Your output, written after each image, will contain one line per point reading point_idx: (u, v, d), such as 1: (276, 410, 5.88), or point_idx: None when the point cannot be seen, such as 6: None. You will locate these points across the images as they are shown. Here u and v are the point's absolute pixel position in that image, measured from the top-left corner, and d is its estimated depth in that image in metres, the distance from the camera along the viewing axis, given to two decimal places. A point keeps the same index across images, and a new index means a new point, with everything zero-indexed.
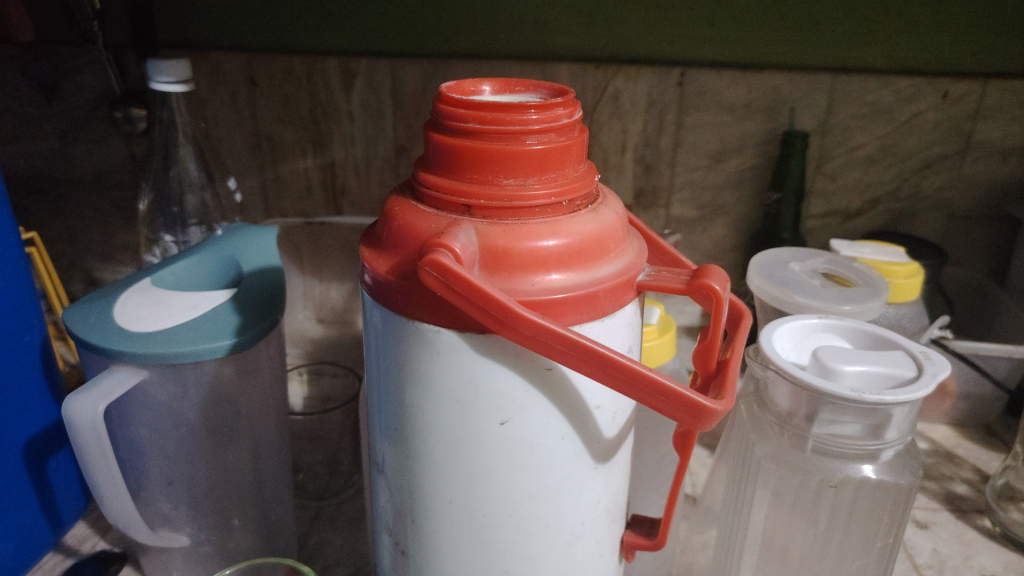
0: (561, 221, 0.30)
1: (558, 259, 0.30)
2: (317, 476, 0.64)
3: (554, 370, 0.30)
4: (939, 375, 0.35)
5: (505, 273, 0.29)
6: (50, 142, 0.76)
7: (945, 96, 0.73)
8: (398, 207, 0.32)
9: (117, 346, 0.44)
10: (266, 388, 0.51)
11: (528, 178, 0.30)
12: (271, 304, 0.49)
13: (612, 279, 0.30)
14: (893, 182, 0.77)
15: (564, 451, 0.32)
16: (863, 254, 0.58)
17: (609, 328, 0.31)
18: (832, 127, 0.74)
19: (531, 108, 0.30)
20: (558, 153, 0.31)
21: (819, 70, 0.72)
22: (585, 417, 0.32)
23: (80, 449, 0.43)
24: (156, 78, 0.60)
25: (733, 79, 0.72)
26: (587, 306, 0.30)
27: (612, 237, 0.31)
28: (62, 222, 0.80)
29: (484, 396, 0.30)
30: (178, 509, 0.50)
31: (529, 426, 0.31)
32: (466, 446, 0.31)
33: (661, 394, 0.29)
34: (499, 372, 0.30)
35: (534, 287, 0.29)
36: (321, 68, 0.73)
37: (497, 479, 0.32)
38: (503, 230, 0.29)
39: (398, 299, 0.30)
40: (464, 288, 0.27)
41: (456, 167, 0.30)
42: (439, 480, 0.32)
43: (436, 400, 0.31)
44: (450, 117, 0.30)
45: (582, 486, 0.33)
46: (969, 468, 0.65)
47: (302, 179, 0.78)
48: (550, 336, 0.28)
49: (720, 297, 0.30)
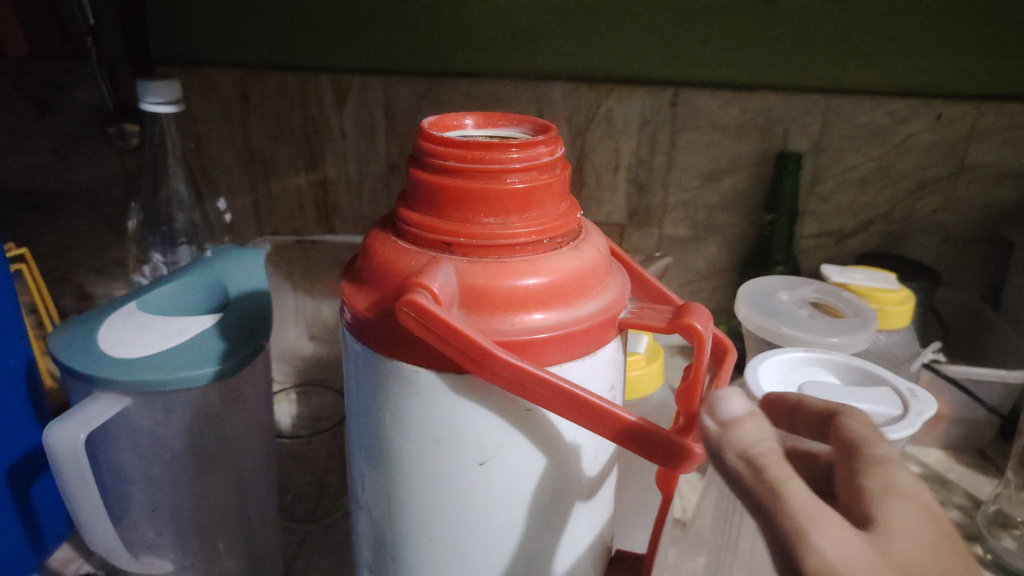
0: (543, 260, 0.30)
1: (539, 300, 0.29)
2: (304, 499, 0.63)
3: (533, 410, 0.30)
4: (924, 415, 0.37)
5: (485, 312, 0.29)
6: (43, 157, 0.76)
7: (940, 118, 0.72)
8: (378, 242, 0.31)
9: (101, 372, 0.44)
10: (252, 413, 0.51)
11: (509, 216, 0.30)
12: (257, 330, 0.49)
13: (594, 318, 0.30)
14: (887, 204, 0.76)
15: (545, 491, 0.32)
16: (854, 280, 0.58)
17: (589, 367, 0.31)
18: (826, 148, 0.74)
19: (512, 146, 0.29)
20: (540, 191, 0.30)
21: (812, 91, 0.72)
22: (566, 456, 0.32)
23: (61, 477, 0.43)
24: (146, 98, 0.60)
25: (727, 99, 0.72)
26: (568, 346, 0.30)
27: (594, 276, 0.31)
28: (54, 237, 0.79)
29: (464, 436, 0.30)
30: (162, 535, 0.49)
31: (508, 466, 0.31)
32: (444, 484, 0.31)
33: (641, 436, 0.28)
34: (479, 412, 0.29)
35: (513, 327, 0.29)
36: (314, 85, 0.73)
37: (477, 519, 0.31)
38: (483, 269, 0.29)
39: (376, 336, 0.30)
40: (442, 329, 0.27)
41: (436, 204, 0.30)
42: (419, 518, 0.32)
43: (415, 439, 0.30)
44: (430, 153, 0.30)
45: (562, 525, 0.33)
46: (962, 493, 0.65)
47: (294, 195, 0.78)
48: (529, 378, 0.27)
49: (703, 337, 0.30)
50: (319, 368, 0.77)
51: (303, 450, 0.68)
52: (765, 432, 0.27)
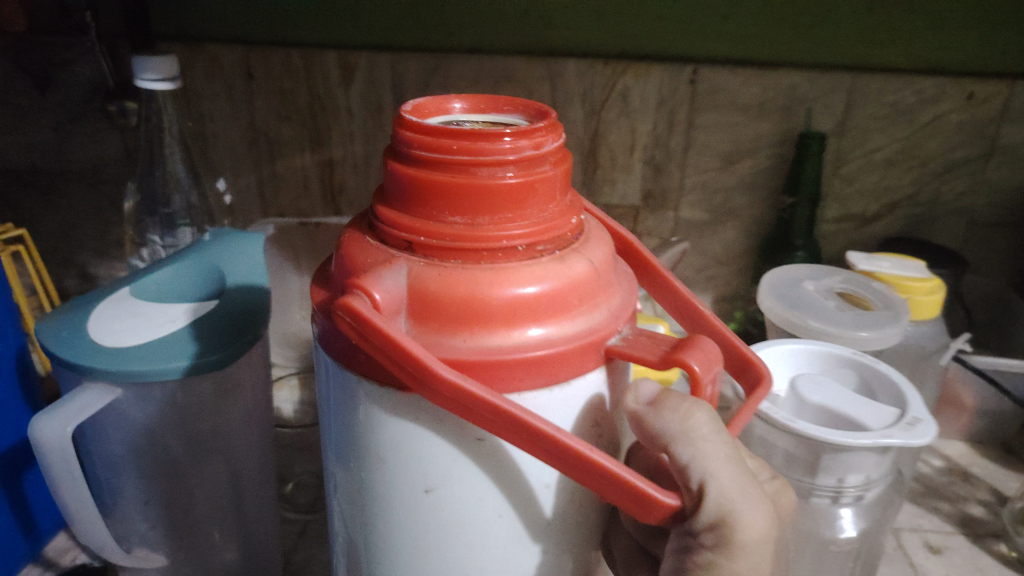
0: (512, 269, 0.28)
1: (502, 315, 0.27)
2: (307, 488, 0.61)
3: (486, 440, 0.29)
4: (888, 438, 0.38)
5: (434, 323, 0.28)
6: (42, 135, 0.73)
7: (970, 97, 0.69)
8: (350, 237, 0.31)
9: (91, 361, 0.42)
10: (248, 403, 0.49)
11: (476, 217, 0.28)
12: (255, 316, 0.47)
13: (565, 341, 0.28)
14: (912, 186, 0.73)
15: (505, 532, 0.31)
16: (882, 268, 0.56)
17: (563, 397, 0.29)
18: (850, 128, 0.71)
19: (487, 136, 0.28)
20: (514, 192, 0.28)
21: (837, 69, 0.69)
22: (529, 496, 0.31)
23: (47, 470, 0.41)
24: (142, 75, 0.57)
25: (748, 77, 0.69)
26: (533, 370, 0.28)
27: (577, 292, 0.29)
28: (54, 218, 0.77)
29: (409, 460, 0.29)
30: (156, 529, 0.48)
31: (456, 496, 0.30)
32: (393, 507, 0.31)
33: (598, 472, 0.26)
34: (425, 435, 0.29)
35: (464, 343, 0.27)
36: (320, 60, 0.70)
37: (426, 550, 0.31)
38: (438, 274, 0.28)
39: (331, 335, 0.30)
40: (372, 335, 0.26)
41: (406, 197, 0.29)
42: (373, 540, 0.32)
43: (365, 457, 0.31)
44: (402, 139, 0.29)
45: (523, 566, 0.32)
46: (987, 489, 0.63)
47: (299, 175, 0.76)
48: (469, 398, 0.26)
49: (698, 375, 0.28)
50: None
51: (305, 439, 0.66)
52: (711, 419, 0.30)
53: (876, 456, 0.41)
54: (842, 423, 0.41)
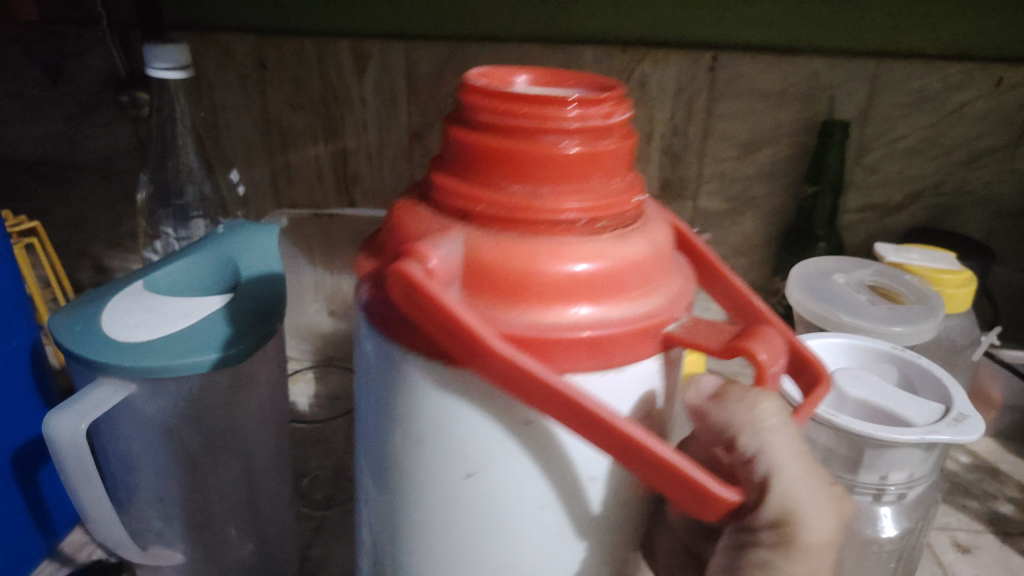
0: (571, 244, 0.27)
1: (558, 290, 0.26)
2: (322, 483, 0.61)
3: (535, 425, 0.28)
4: (938, 434, 0.37)
5: (487, 297, 0.26)
6: (55, 126, 0.73)
7: (999, 83, 0.67)
8: (404, 207, 0.30)
9: (105, 357, 0.41)
10: (264, 398, 0.49)
11: (540, 186, 0.27)
12: (270, 311, 0.46)
13: (625, 324, 0.27)
14: (937, 176, 0.71)
15: (544, 527, 0.30)
16: (911, 259, 0.54)
17: (617, 384, 0.28)
18: (874, 115, 0.69)
19: (557, 102, 0.27)
20: (580, 163, 0.28)
21: (861, 55, 0.67)
22: (575, 488, 0.29)
23: (62, 467, 0.40)
24: (153, 64, 0.56)
25: (769, 64, 0.67)
26: (591, 352, 0.26)
27: (638, 271, 0.28)
28: (67, 209, 0.77)
29: (452, 445, 0.28)
30: (171, 525, 0.47)
31: (499, 483, 0.29)
32: (432, 492, 0.29)
33: (650, 460, 0.25)
34: (471, 416, 0.28)
35: (518, 319, 0.26)
36: (332, 49, 0.69)
37: (461, 541, 0.30)
38: (493, 244, 0.27)
39: (377, 305, 0.29)
40: (422, 302, 0.25)
41: (468, 163, 0.28)
42: (406, 527, 0.31)
43: (404, 438, 0.29)
44: (469, 104, 0.28)
45: (563, 561, 0.31)
46: (1015, 486, 0.61)
47: (312, 166, 0.75)
48: (523, 376, 0.24)
49: (763, 365, 0.27)
50: (338, 346, 0.74)
51: (320, 433, 0.66)
52: (780, 411, 0.29)
53: (920, 453, 0.39)
54: (885, 418, 0.40)
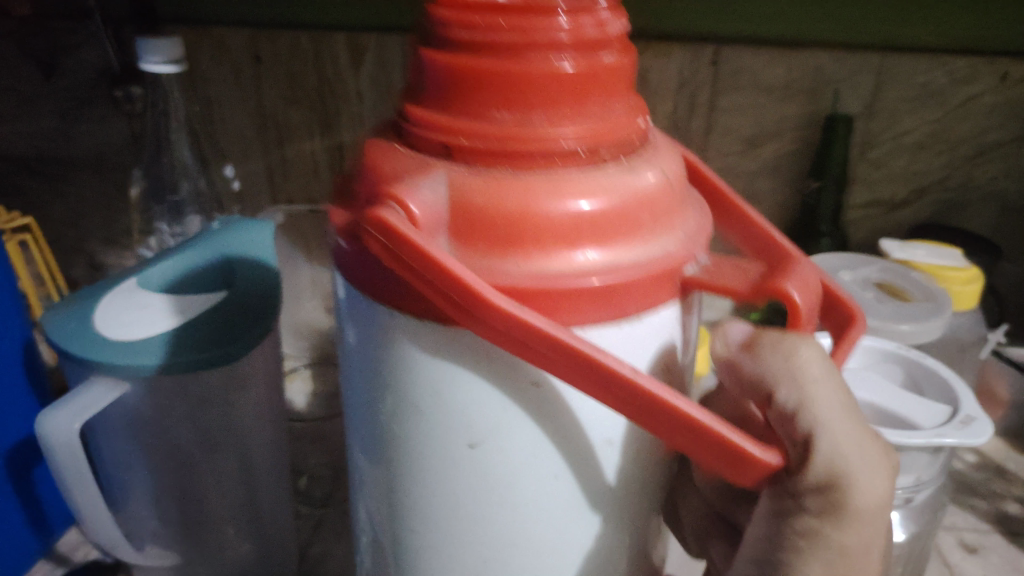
0: (571, 180, 0.25)
1: (560, 232, 0.24)
2: (320, 481, 0.60)
3: (540, 385, 0.26)
4: (947, 437, 0.37)
5: (481, 242, 0.25)
6: (49, 121, 0.72)
7: (1005, 78, 0.66)
8: (375, 149, 0.28)
9: (100, 355, 0.41)
10: (260, 396, 0.48)
11: (530, 113, 0.26)
12: (267, 307, 0.46)
13: (640, 269, 0.25)
14: (942, 171, 0.71)
15: (558, 497, 0.28)
16: (916, 255, 0.54)
17: (636, 333, 0.26)
18: (879, 110, 0.69)
19: (541, 18, 0.25)
20: (574, 83, 0.26)
21: (866, 49, 0.66)
22: (590, 452, 0.27)
23: (56, 467, 0.40)
24: (147, 59, 0.56)
25: (773, 57, 0.66)
26: (603, 301, 0.25)
27: (650, 209, 0.26)
28: (63, 205, 0.76)
29: (448, 410, 0.26)
30: (167, 524, 0.47)
31: (503, 450, 0.27)
32: (433, 465, 0.28)
33: (673, 418, 0.23)
34: (467, 376, 0.26)
35: (516, 267, 0.24)
36: (329, 43, 0.68)
37: (467, 518, 0.28)
38: (484, 181, 0.25)
39: (357, 260, 0.27)
40: (406, 252, 0.23)
41: (446, 95, 0.26)
42: (406, 505, 0.29)
43: (399, 405, 0.27)
44: (441, 30, 0.26)
45: (579, 537, 0.29)
46: (1021, 484, 0.60)
47: (309, 161, 0.74)
48: (524, 329, 0.23)
49: (797, 306, 0.26)
50: None
51: (319, 430, 0.65)
52: (819, 357, 0.26)
53: (927, 457, 0.39)
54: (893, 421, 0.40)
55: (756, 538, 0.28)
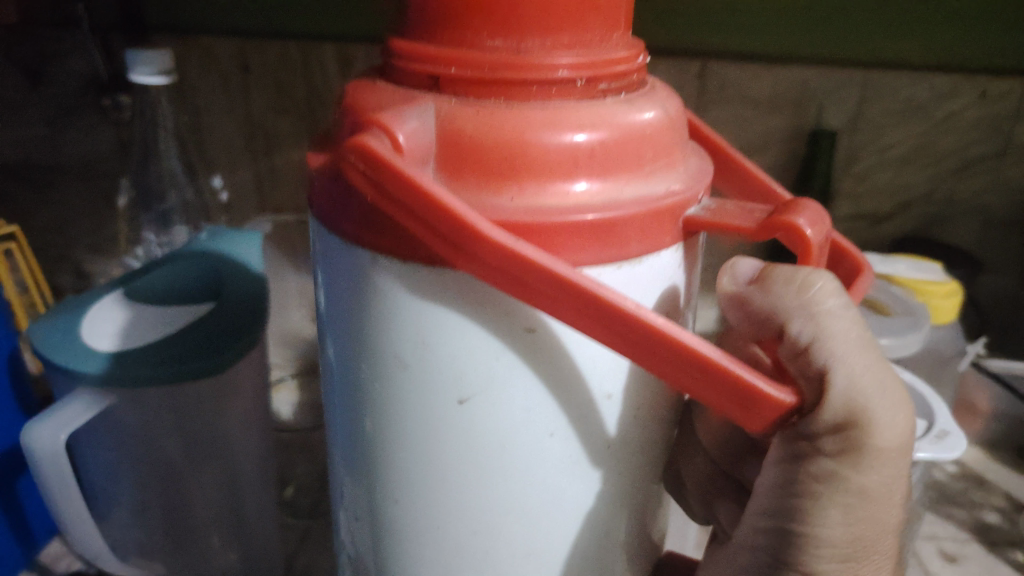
0: (568, 111, 0.23)
1: (556, 164, 0.23)
2: (307, 492, 0.60)
3: (537, 333, 0.24)
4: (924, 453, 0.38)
5: (470, 176, 0.23)
6: (36, 129, 0.72)
7: (984, 95, 0.68)
8: (356, 88, 0.27)
9: (86, 367, 0.41)
10: (247, 407, 0.48)
11: (523, 43, 0.24)
12: (255, 315, 0.46)
13: (641, 206, 0.24)
14: (924, 185, 0.72)
15: (554, 458, 0.26)
16: (898, 269, 0.54)
17: (636, 276, 0.25)
18: (863, 124, 0.70)
19: None
20: (568, 10, 0.24)
21: (849, 65, 0.67)
22: (588, 408, 0.26)
23: (42, 479, 0.39)
24: (135, 70, 0.56)
25: (759, 71, 0.67)
26: (602, 239, 0.23)
27: (651, 145, 0.25)
28: (48, 212, 0.76)
29: (435, 364, 0.25)
30: (153, 535, 0.47)
31: (494, 407, 0.25)
32: (417, 427, 0.26)
33: (681, 358, 0.22)
34: (457, 324, 0.24)
35: (509, 202, 0.23)
36: (318, 53, 0.68)
37: (455, 484, 0.26)
38: (476, 111, 0.23)
39: (335, 201, 0.25)
40: (388, 182, 0.22)
41: (433, 25, 0.25)
42: (387, 472, 0.27)
43: (381, 361, 0.26)
44: None
45: (579, 499, 0.27)
46: (1001, 494, 0.61)
47: (297, 171, 0.74)
48: (518, 266, 0.21)
49: (809, 243, 0.24)
50: None
51: (305, 441, 0.65)
52: (837, 291, 0.25)
53: None
54: None
55: (766, 484, 0.27)
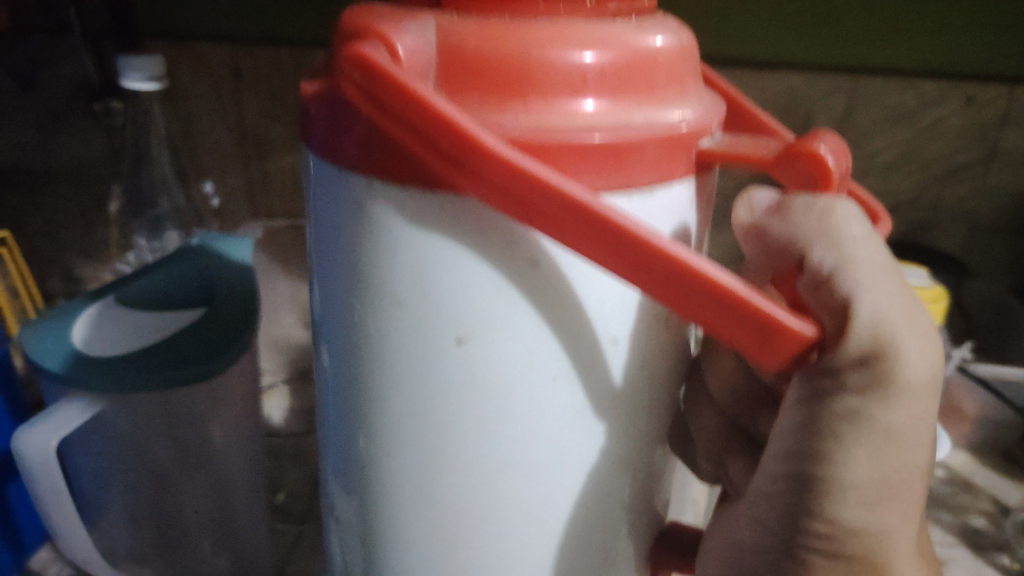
0: (573, 29, 0.24)
1: (564, 82, 0.23)
2: (298, 498, 0.60)
3: (541, 267, 0.24)
4: None
5: (475, 93, 0.23)
6: (26, 133, 0.72)
7: (970, 102, 0.68)
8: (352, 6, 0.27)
9: (77, 374, 0.40)
10: (239, 412, 0.48)
11: None
12: (246, 319, 0.46)
13: (654, 131, 0.24)
14: (912, 191, 0.72)
15: (555, 402, 0.26)
16: None
17: (648, 206, 0.25)
18: (851, 131, 0.70)
19: None
20: None
21: (836, 71, 0.68)
22: (594, 351, 0.26)
23: (33, 484, 0.39)
24: (126, 76, 0.56)
25: (747, 78, 0.68)
26: (612, 163, 0.23)
27: (665, 70, 0.25)
28: (39, 217, 0.76)
29: (433, 301, 0.25)
30: (144, 540, 0.47)
31: (492, 347, 0.25)
32: (412, 369, 0.26)
33: (688, 281, 0.22)
34: (457, 256, 0.24)
35: (514, 122, 0.23)
36: (309, 60, 0.68)
37: (451, 429, 0.26)
38: (481, 29, 0.23)
39: (329, 126, 0.25)
40: (388, 96, 0.22)
41: None
42: (379, 421, 0.27)
43: (376, 304, 0.26)
44: None
45: (581, 448, 0.28)
46: (987, 498, 0.62)
47: (288, 176, 0.74)
48: (524, 185, 0.22)
49: (830, 171, 0.25)
50: None
51: (296, 446, 0.65)
52: (856, 217, 0.25)
53: None
54: None
55: (784, 430, 0.26)
